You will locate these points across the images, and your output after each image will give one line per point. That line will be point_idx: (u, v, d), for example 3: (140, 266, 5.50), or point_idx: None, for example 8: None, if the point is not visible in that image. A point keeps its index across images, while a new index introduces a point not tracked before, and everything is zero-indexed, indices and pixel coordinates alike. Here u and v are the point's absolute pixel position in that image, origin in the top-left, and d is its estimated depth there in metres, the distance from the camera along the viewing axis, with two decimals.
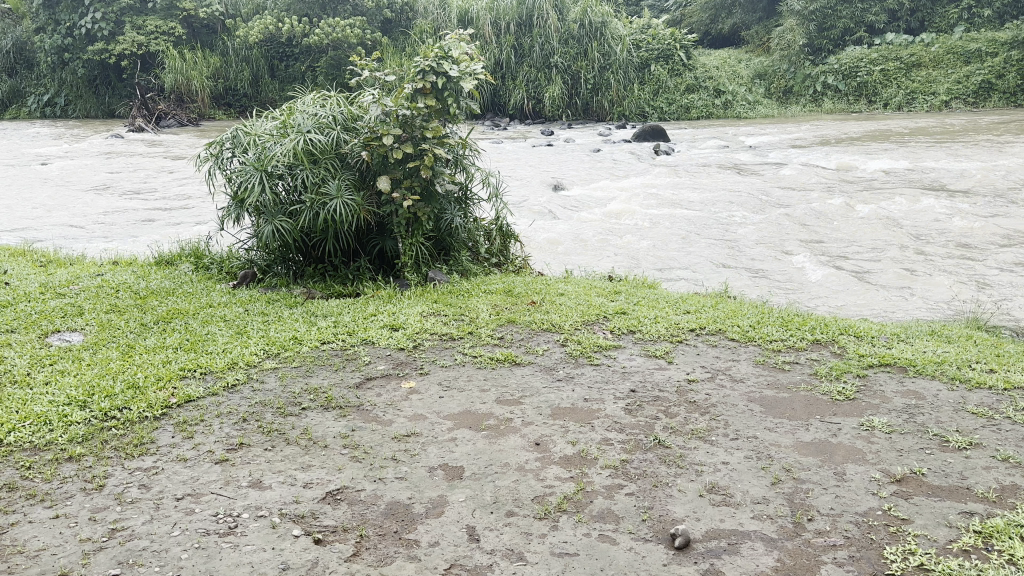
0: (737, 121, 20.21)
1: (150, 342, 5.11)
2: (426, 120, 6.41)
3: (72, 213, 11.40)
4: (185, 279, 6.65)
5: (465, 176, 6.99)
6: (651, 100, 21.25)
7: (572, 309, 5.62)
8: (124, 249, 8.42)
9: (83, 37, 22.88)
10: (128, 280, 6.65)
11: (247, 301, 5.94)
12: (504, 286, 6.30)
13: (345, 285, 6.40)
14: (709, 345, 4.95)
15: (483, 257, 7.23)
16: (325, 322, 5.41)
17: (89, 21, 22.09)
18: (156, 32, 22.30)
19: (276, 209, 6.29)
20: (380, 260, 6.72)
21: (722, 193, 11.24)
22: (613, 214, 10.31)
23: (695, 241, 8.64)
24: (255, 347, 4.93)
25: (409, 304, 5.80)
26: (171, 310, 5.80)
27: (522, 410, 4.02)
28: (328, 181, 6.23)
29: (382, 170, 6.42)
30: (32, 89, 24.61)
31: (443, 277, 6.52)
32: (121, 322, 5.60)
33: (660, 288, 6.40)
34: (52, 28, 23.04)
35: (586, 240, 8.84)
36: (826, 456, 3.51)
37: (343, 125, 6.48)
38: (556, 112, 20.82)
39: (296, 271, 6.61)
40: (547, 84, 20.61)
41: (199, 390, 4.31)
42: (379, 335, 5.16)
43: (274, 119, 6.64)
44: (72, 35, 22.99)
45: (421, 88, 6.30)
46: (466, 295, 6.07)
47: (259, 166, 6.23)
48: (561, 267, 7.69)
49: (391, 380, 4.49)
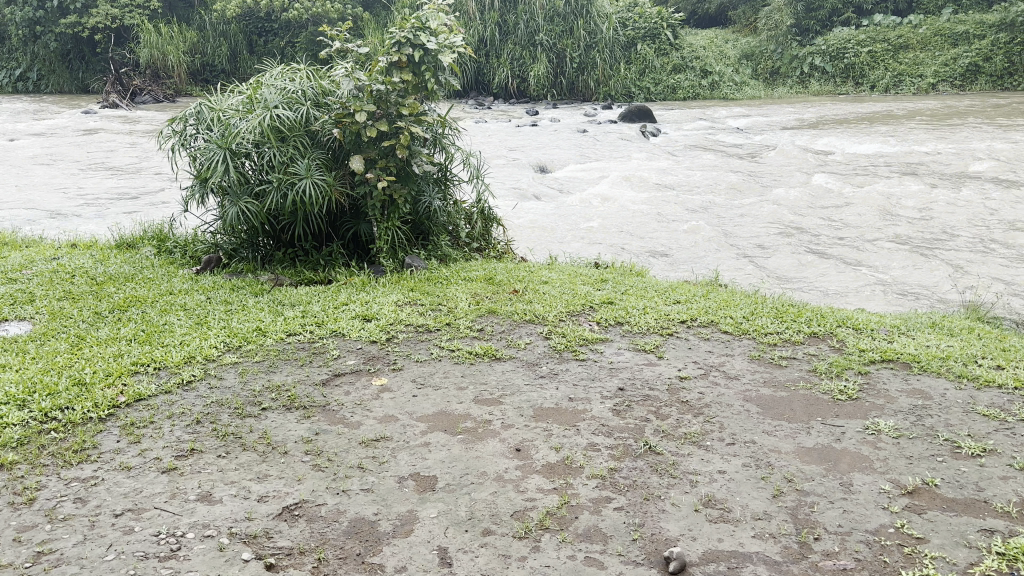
0: (724, 103, 19.90)
1: (102, 333, 4.75)
2: (401, 96, 6.05)
3: (35, 191, 10.93)
4: (146, 263, 6.28)
5: (445, 156, 6.65)
6: (637, 79, 20.88)
7: (556, 299, 5.31)
8: (86, 231, 8.00)
9: (55, 10, 22.15)
10: (85, 265, 6.27)
11: (210, 289, 5.60)
12: (486, 274, 5.98)
13: (316, 271, 6.06)
14: (701, 338, 4.67)
15: (463, 242, 6.91)
16: (292, 311, 5.08)
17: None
18: (131, 6, 21.61)
19: (241, 190, 5.93)
20: (354, 245, 6.37)
21: (710, 175, 10.96)
22: (599, 197, 10.01)
23: (685, 226, 8.36)
24: (215, 339, 4.59)
25: (384, 292, 5.47)
26: (129, 298, 5.44)
27: (501, 411, 3.72)
28: (297, 160, 5.88)
29: (355, 149, 6.07)
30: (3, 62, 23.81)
31: (421, 263, 6.19)
32: (74, 310, 5.23)
33: (649, 276, 6.11)
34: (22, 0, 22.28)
35: (571, 223, 8.53)
36: (831, 464, 3.24)
37: (314, 101, 6.12)
38: (540, 91, 20.47)
39: (265, 256, 6.27)
40: (532, 62, 20.17)
41: (150, 387, 3.98)
42: (350, 326, 4.83)
43: (241, 93, 6.26)
44: (43, 7, 22.20)
45: (396, 62, 5.93)
46: (445, 283, 5.75)
47: (224, 144, 5.88)
48: (546, 253, 7.38)
49: (361, 376, 4.17)
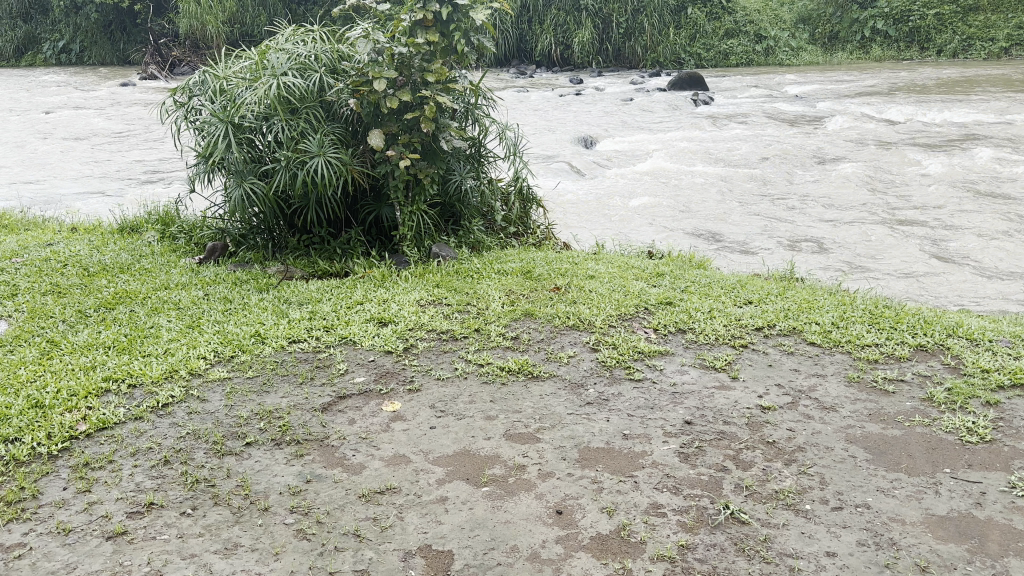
0: (780, 69, 18.67)
1: (80, 337, 4.11)
2: (427, 60, 5.26)
3: (52, 167, 10.41)
4: (145, 252, 5.65)
5: (478, 130, 5.91)
6: (687, 45, 19.73)
7: (604, 299, 4.54)
8: (91, 213, 7.38)
9: None
10: (80, 252, 5.65)
11: (210, 284, 4.95)
12: (523, 266, 5.22)
13: (332, 262, 5.38)
14: (784, 352, 3.87)
15: (499, 227, 6.21)
16: (298, 312, 4.40)
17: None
18: None
19: (246, 169, 5.25)
20: (376, 231, 5.67)
21: (769, 147, 10.02)
22: (650, 173, 9.16)
23: (747, 206, 7.49)
24: (205, 348, 3.93)
25: (408, 289, 4.77)
26: (119, 293, 4.81)
27: (540, 452, 2.97)
28: (309, 136, 5.17)
29: (375, 122, 5.33)
30: (48, 35, 23.20)
31: (450, 252, 5.47)
32: (56, 308, 4.61)
33: (711, 269, 5.29)
34: None
35: (618, 202, 7.73)
36: (975, 543, 2.45)
37: (328, 67, 5.39)
38: (585, 59, 19.59)
39: (276, 243, 5.60)
40: (576, 28, 19.23)
41: (117, 412, 3.31)
42: (362, 333, 4.13)
43: (249, 59, 5.56)
44: None
45: (421, 20, 5.13)
46: (476, 277, 5.03)
47: (226, 118, 5.18)
48: (592, 239, 6.57)
49: (371, 400, 3.45)
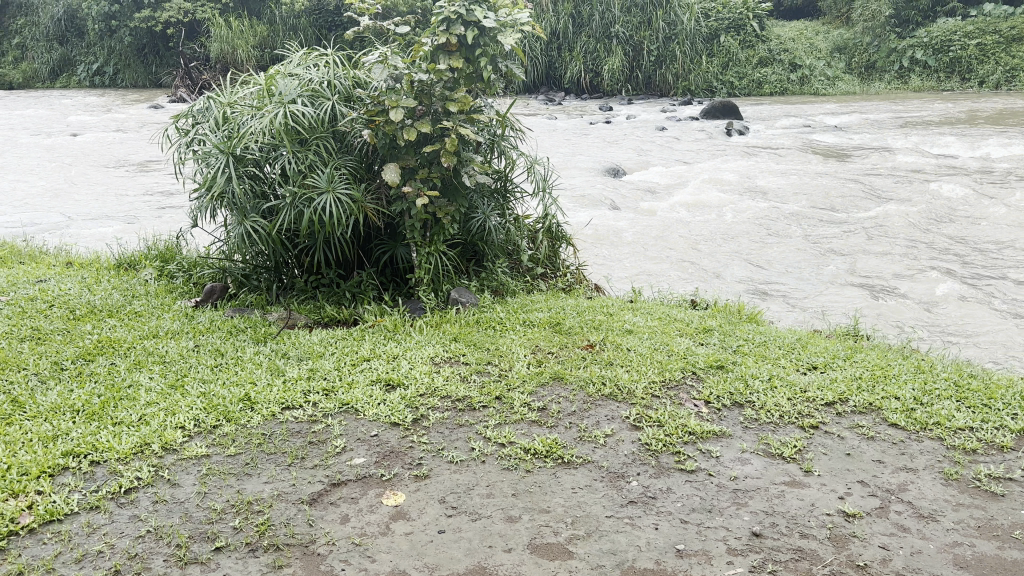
0: (816, 99, 18.06)
1: (47, 398, 3.60)
2: (450, 88, 4.77)
3: (63, 194, 10.03)
4: (139, 292, 5.19)
5: (505, 163, 5.41)
6: (719, 74, 19.18)
7: (645, 359, 3.96)
8: (93, 245, 6.95)
9: (131, 4, 21.80)
10: (69, 290, 5.20)
11: (204, 332, 4.46)
12: (552, 316, 4.66)
13: (340, 308, 4.88)
14: (862, 438, 3.29)
15: (524, 268, 5.68)
16: (295, 371, 3.89)
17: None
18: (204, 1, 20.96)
19: (248, 205, 4.77)
20: (390, 273, 5.17)
21: (813, 182, 9.42)
22: (687, 207, 8.61)
23: (794, 247, 6.88)
24: (186, 416, 3.42)
25: (421, 344, 4.23)
26: (102, 342, 4.33)
27: (573, 572, 2.41)
28: (318, 170, 4.69)
29: (391, 154, 4.83)
30: (82, 58, 23.28)
31: (470, 297, 4.94)
32: (30, 358, 4.13)
33: (764, 323, 4.69)
34: None
35: (654, 240, 7.16)
36: None
37: (341, 96, 4.93)
38: (614, 86, 19.12)
39: (280, 284, 5.11)
40: (606, 56, 18.78)
41: (70, 500, 2.79)
42: (366, 399, 3.59)
43: (256, 85, 5.11)
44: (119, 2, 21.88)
45: (444, 44, 4.63)
46: (498, 330, 4.48)
47: (227, 148, 4.72)
48: (627, 281, 6.00)
49: (370, 489, 2.90)
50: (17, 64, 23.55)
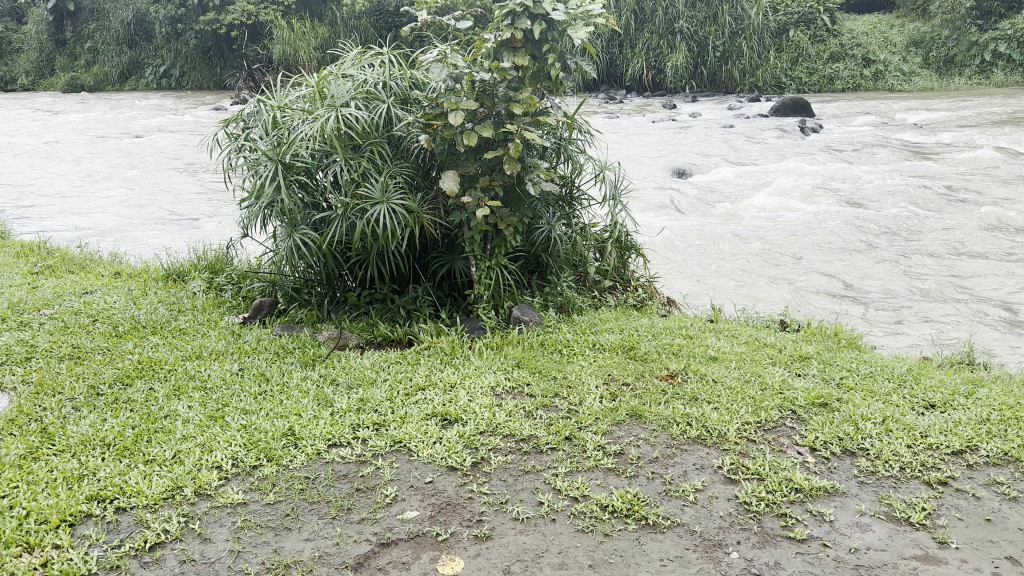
0: (891, 95, 17.11)
1: (78, 429, 3.32)
2: (515, 88, 4.37)
3: (121, 198, 9.96)
4: (186, 307, 4.94)
5: (571, 168, 5.01)
6: (788, 69, 18.33)
7: (735, 395, 3.51)
8: (146, 254, 6.77)
9: (196, 7, 21.98)
10: (114, 304, 4.98)
11: (249, 353, 4.16)
12: (624, 338, 4.23)
13: (394, 327, 4.54)
14: (1002, 499, 2.79)
15: (591, 282, 5.26)
16: (343, 400, 3.54)
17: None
18: (266, 2, 20.96)
19: (298, 216, 4.45)
20: (447, 288, 4.81)
21: (899, 185, 8.75)
22: (762, 211, 8.06)
23: (885, 258, 6.30)
24: (223, 455, 3.10)
25: (480, 371, 3.84)
26: (143, 363, 4.06)
27: None
28: (372, 178, 4.35)
29: (450, 161, 4.46)
30: (149, 60, 23.65)
31: (534, 315, 4.55)
32: (67, 381, 3.88)
33: (865, 351, 4.18)
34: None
35: (730, 249, 6.66)
36: None
37: (397, 98, 4.59)
38: (678, 84, 18.48)
39: (331, 301, 4.79)
40: (670, 52, 18.15)
41: (88, 558, 2.48)
42: (420, 436, 3.21)
43: (308, 88, 4.79)
44: (185, 6, 22.13)
45: (508, 40, 4.23)
46: (566, 354, 4.06)
47: (276, 155, 4.40)
48: (704, 296, 5.53)
49: (424, 553, 2.52)
50: (89, 68, 24.02)
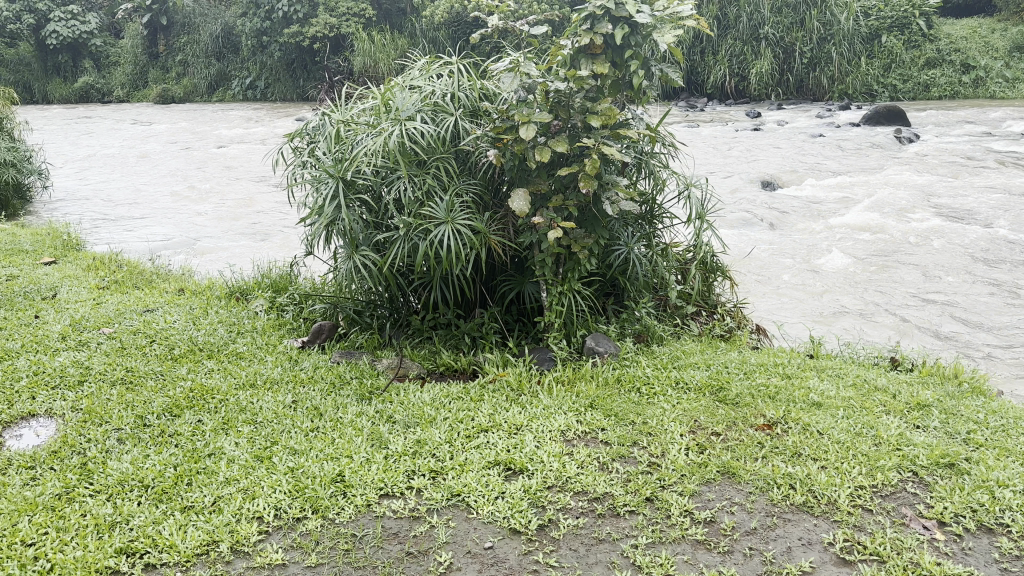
0: (995, 103, 15.97)
1: (119, 465, 3.10)
2: (593, 99, 4.01)
3: (198, 209, 10.01)
4: (246, 329, 4.73)
5: (652, 185, 4.60)
6: (880, 76, 17.35)
7: (842, 454, 3.05)
8: (215, 270, 6.66)
9: (280, 20, 22.32)
10: (174, 324, 4.81)
11: (304, 383, 3.90)
12: (711, 376, 3.79)
13: (458, 355, 4.22)
14: None
15: (673, 308, 4.83)
16: (399, 442, 3.22)
17: (286, 4, 21.51)
18: (348, 14, 20.90)
19: (360, 236, 4.18)
20: (516, 314, 4.47)
21: (1011, 203, 7.99)
22: (858, 228, 7.44)
23: (1000, 286, 5.66)
24: (264, 504, 2.82)
25: (549, 412, 3.45)
26: (194, 391, 3.84)
27: None
28: (437, 197, 4.05)
29: (521, 178, 4.12)
30: (237, 73, 24.20)
31: (610, 346, 4.15)
32: (115, 408, 3.69)
33: (992, 399, 3.63)
34: (253, 12, 22.79)
35: (825, 272, 6.11)
36: None
37: (465, 111, 4.28)
38: (763, 91, 17.71)
39: (393, 326, 4.51)
40: (754, 59, 17.43)
41: None
42: (481, 488, 2.86)
43: (373, 100, 4.53)
44: (271, 18, 22.53)
45: (586, 46, 3.87)
46: (645, 394, 3.65)
47: (337, 172, 4.14)
48: (798, 327, 5.02)
49: None
50: (180, 80, 24.76)
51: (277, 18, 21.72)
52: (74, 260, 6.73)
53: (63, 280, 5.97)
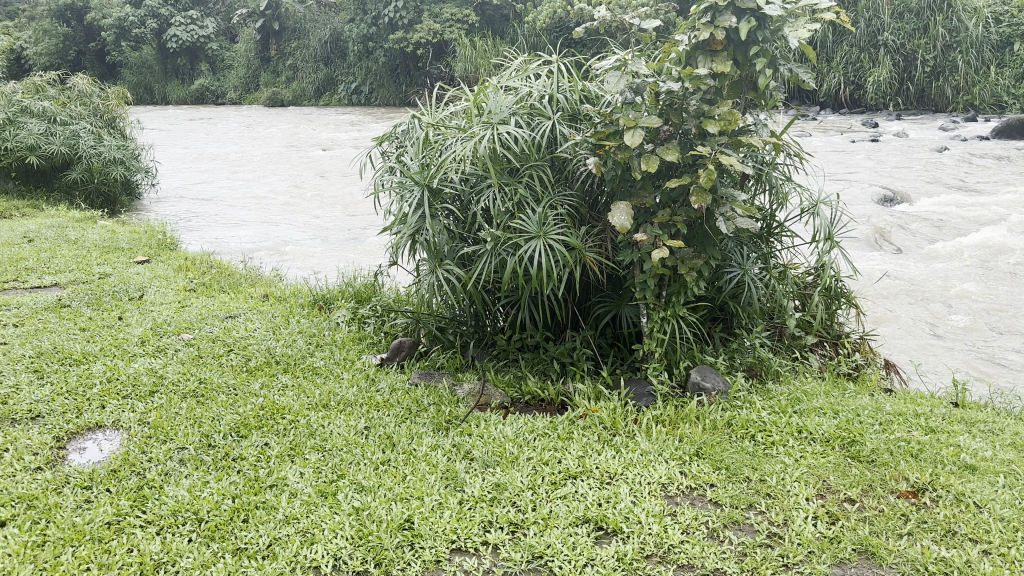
0: None
1: (176, 491, 2.86)
2: (711, 102, 3.55)
3: (293, 212, 9.98)
4: (326, 342, 4.48)
5: (772, 201, 4.10)
6: (1013, 87, 15.39)
7: (1008, 539, 2.50)
8: (302, 275, 6.50)
9: (386, 26, 22.50)
10: (254, 333, 4.61)
11: (379, 408, 3.59)
12: (841, 428, 3.26)
13: (546, 383, 3.84)
14: None
15: (789, 340, 4.30)
16: (477, 486, 2.85)
17: (392, 10, 21.71)
18: (451, 20, 20.85)
19: (445, 249, 3.86)
20: (611, 339, 4.06)
21: None
22: (999, 253, 6.65)
23: None
24: (320, 552, 2.50)
25: (647, 458, 3.02)
26: (265, 409, 3.59)
27: None
28: (529, 209, 3.69)
29: (624, 189, 3.70)
30: (344, 77, 24.38)
31: (719, 382, 3.68)
32: (181, 424, 3.47)
33: None
34: (361, 18, 23.13)
35: (962, 303, 5.42)
36: None
37: (564, 115, 3.91)
38: (880, 100, 16.65)
39: (478, 346, 4.17)
40: (871, 67, 16.35)
41: None
42: (567, 551, 2.47)
43: (465, 103, 4.20)
44: (378, 24, 22.76)
45: (707, 42, 3.43)
46: (761, 444, 3.17)
47: (423, 179, 3.83)
48: (937, 369, 4.39)
49: None
50: (288, 83, 25.35)
51: (384, 23, 21.97)
52: (167, 260, 6.71)
53: (153, 280, 5.91)
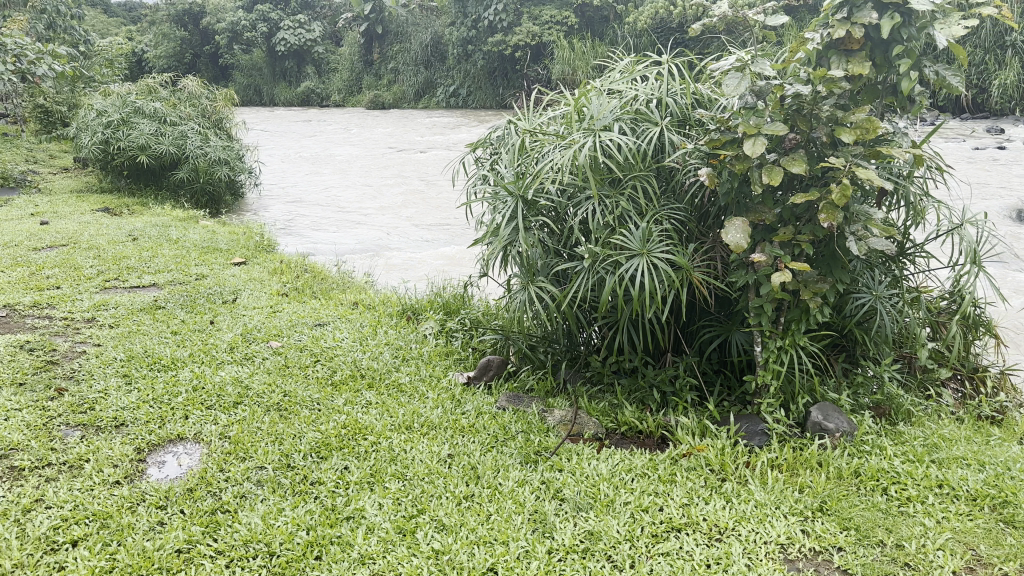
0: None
1: (249, 518, 2.70)
2: (843, 108, 3.17)
3: (387, 215, 9.95)
4: (413, 356, 4.29)
5: (908, 217, 3.65)
6: None
7: None
8: (393, 283, 6.38)
9: (485, 29, 22.48)
10: (341, 343, 4.47)
11: (465, 434, 3.35)
12: (991, 485, 2.82)
13: (645, 414, 3.52)
14: None
15: (919, 375, 3.84)
16: (568, 533, 2.57)
17: (491, 13, 21.68)
18: (551, 22, 20.61)
19: (539, 265, 3.60)
20: (718, 367, 3.70)
21: None
22: None
23: None
24: None
25: (763, 512, 2.68)
26: (346, 429, 3.41)
27: None
28: (632, 224, 3.38)
29: (740, 203, 3.35)
30: (442, 80, 24.51)
31: (844, 422, 3.26)
32: (261, 441, 3.32)
33: None
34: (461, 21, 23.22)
35: None
36: None
37: (673, 122, 3.58)
38: (1006, 105, 15.42)
39: (572, 368, 3.89)
40: (997, 69, 15.02)
41: None
42: None
43: (565, 107, 3.92)
44: (477, 27, 22.77)
45: (842, 40, 3.04)
46: (896, 501, 2.77)
47: (518, 189, 3.58)
48: None
49: None
50: (389, 86, 25.69)
51: (484, 26, 21.98)
52: (263, 262, 6.72)
53: (247, 282, 5.90)
